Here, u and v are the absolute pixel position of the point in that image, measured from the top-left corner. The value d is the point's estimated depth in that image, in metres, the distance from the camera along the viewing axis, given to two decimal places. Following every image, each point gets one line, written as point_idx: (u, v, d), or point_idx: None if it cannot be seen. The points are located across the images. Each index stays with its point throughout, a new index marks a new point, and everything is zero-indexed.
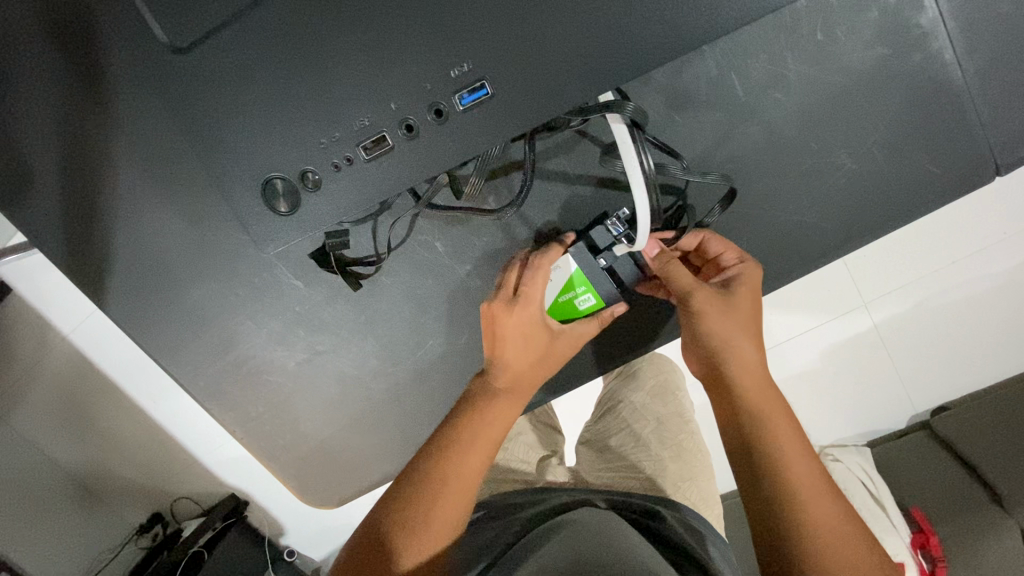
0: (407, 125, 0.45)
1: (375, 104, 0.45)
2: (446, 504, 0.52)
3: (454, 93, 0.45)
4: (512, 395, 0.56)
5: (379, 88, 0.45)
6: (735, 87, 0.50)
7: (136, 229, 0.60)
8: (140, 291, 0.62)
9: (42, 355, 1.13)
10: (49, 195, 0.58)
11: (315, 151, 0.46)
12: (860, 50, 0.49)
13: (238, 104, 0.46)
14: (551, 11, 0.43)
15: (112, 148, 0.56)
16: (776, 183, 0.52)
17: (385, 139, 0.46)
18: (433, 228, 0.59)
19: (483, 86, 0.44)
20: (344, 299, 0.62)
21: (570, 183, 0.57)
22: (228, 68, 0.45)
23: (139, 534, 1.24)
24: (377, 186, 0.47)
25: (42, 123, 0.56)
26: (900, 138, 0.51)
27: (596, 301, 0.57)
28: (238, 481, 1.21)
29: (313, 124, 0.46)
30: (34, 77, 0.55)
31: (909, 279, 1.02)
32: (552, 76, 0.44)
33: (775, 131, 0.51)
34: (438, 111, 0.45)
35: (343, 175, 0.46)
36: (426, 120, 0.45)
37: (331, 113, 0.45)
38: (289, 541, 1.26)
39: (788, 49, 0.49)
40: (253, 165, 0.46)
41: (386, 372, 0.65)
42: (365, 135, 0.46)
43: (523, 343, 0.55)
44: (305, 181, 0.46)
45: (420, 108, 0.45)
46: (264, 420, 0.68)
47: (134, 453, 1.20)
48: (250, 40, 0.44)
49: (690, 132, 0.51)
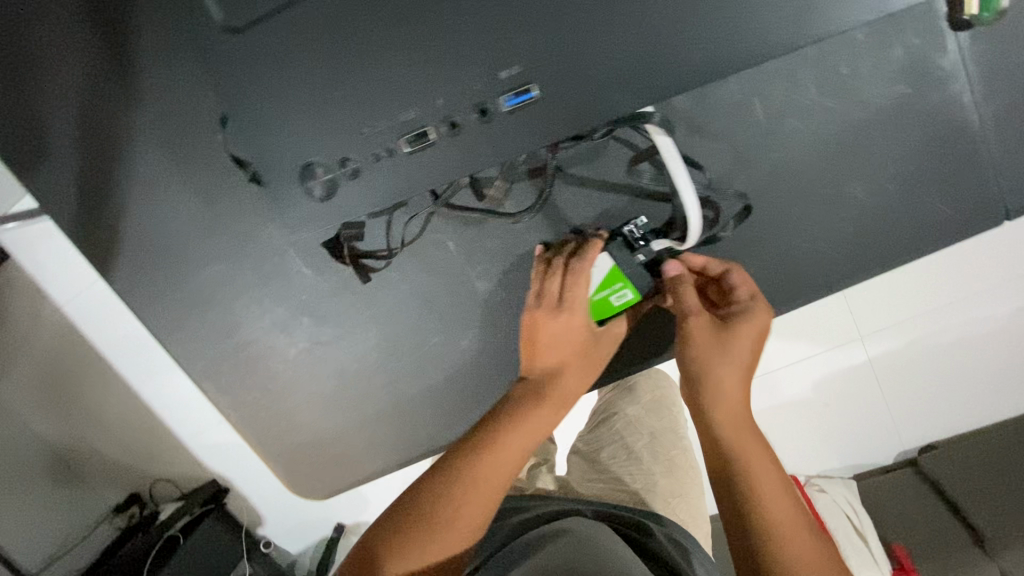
0: (451, 121, 0.46)
1: (419, 101, 0.46)
2: (464, 514, 0.49)
3: (501, 94, 0.45)
4: (553, 401, 0.53)
5: (421, 86, 0.45)
6: (756, 112, 0.51)
7: (151, 207, 0.60)
8: (148, 268, 0.62)
9: (35, 325, 1.13)
10: (65, 163, 0.59)
11: (356, 140, 0.46)
12: (882, 86, 0.50)
13: (277, 91, 0.46)
14: (582, 28, 0.44)
15: (134, 122, 0.57)
16: (790, 209, 0.53)
17: (426, 133, 0.46)
18: (447, 227, 0.60)
19: (530, 90, 0.45)
20: (351, 291, 0.62)
21: (588, 194, 0.57)
22: (263, 59, 0.46)
23: (115, 514, 1.23)
24: (405, 181, 0.47)
25: (67, 95, 0.57)
26: (915, 174, 0.51)
27: (631, 296, 0.55)
28: (219, 467, 1.19)
29: (351, 117, 0.46)
30: (65, 47, 0.55)
31: (906, 316, 1.03)
32: (592, 83, 0.45)
33: (794, 158, 0.51)
34: (484, 109, 0.45)
35: (383, 165, 0.47)
36: (471, 117, 0.46)
37: (374, 107, 0.46)
38: (266, 532, 1.24)
39: (810, 81, 0.50)
40: (287, 152, 0.47)
41: (387, 368, 0.65)
42: (406, 129, 0.46)
43: (564, 349, 0.55)
44: (344, 168, 0.47)
45: (464, 107, 0.46)
46: (261, 406, 0.68)
47: (119, 430, 1.20)
48: (291, 33, 0.46)
49: (710, 152, 0.52)
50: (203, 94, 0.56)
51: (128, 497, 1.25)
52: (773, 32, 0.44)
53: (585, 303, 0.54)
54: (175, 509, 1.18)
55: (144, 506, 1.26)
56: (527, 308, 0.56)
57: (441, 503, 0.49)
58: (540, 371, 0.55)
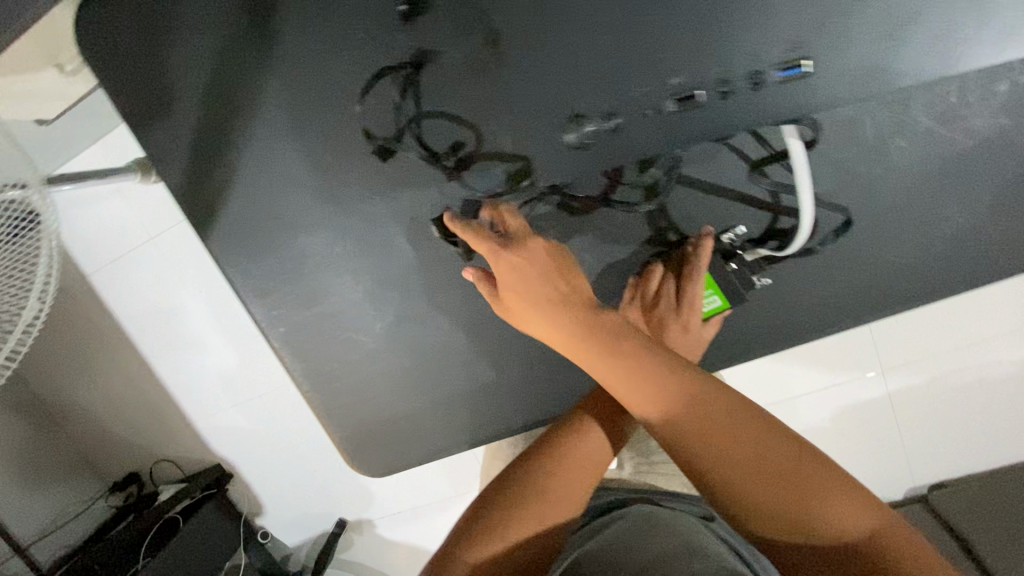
0: (721, 89, 0.53)
1: (694, 69, 0.53)
2: (553, 502, 0.52)
3: (775, 67, 0.52)
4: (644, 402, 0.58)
5: (692, 58, 0.53)
6: (866, 129, 0.54)
7: (266, 170, 0.62)
8: (251, 230, 0.65)
9: (71, 287, 1.11)
10: (183, 121, 0.61)
11: (626, 99, 0.55)
12: (987, 117, 0.53)
13: (568, 44, 0.55)
14: (700, 58, 0.53)
15: (261, 90, 0.59)
16: (885, 226, 0.56)
17: (698, 97, 0.53)
18: (551, 216, 0.60)
19: (801, 66, 0.51)
20: (446, 269, 0.64)
21: (695, 197, 0.59)
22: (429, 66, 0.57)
23: (111, 492, 1.21)
24: (612, 150, 0.56)
25: (201, 56, 0.59)
26: (1000, 205, 0.55)
27: (721, 303, 0.56)
28: (224, 450, 1.20)
29: (618, 80, 0.54)
30: (206, 12, 0.58)
31: (940, 351, 1.07)
32: (830, 62, 0.52)
33: (892, 178, 0.55)
34: (755, 81, 0.52)
35: (648, 121, 0.55)
36: (744, 84, 0.53)
37: (651, 70, 0.54)
38: (265, 523, 1.24)
39: (921, 108, 0.53)
40: (556, 100, 0.56)
41: (468, 348, 0.67)
42: (674, 91, 0.54)
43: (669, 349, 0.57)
44: (607, 122, 0.55)
45: (732, 75, 0.53)
46: (335, 375, 0.69)
47: (138, 401, 1.19)
48: (459, 44, 0.56)
49: (820, 165, 0.55)
50: (334, 69, 0.58)
51: (128, 476, 1.22)
52: (865, 75, 0.52)
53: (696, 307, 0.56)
54: (175, 492, 1.13)
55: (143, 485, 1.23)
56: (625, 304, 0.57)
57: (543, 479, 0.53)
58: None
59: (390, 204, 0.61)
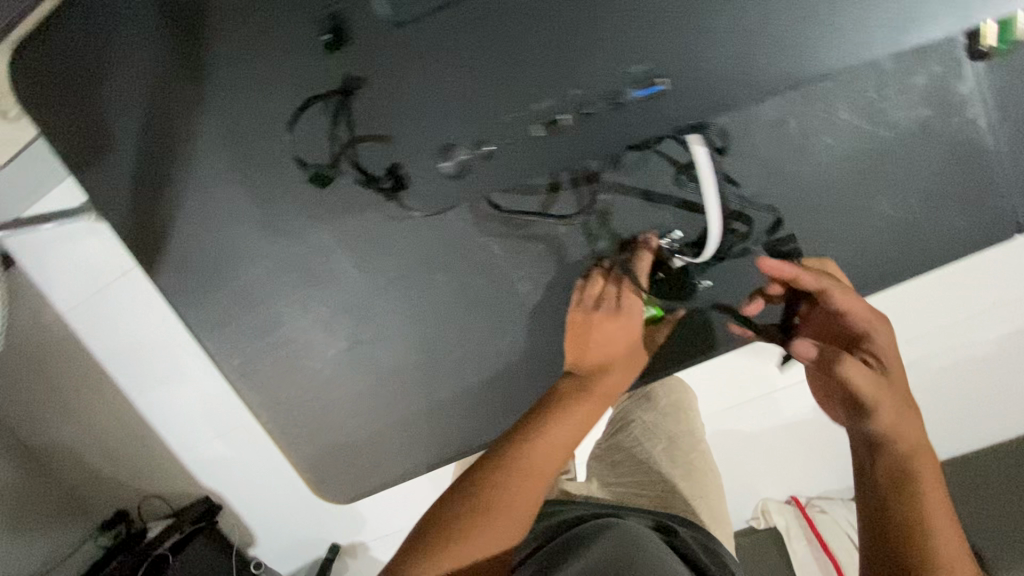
0: (584, 110, 0.51)
1: (558, 92, 0.52)
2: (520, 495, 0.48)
3: (628, 85, 0.50)
4: (603, 396, 0.55)
5: (552, 82, 0.52)
6: (793, 128, 0.53)
7: (205, 203, 0.62)
8: (196, 264, 0.64)
9: (33, 328, 1.08)
10: (123, 161, 0.61)
11: (495, 125, 0.53)
12: (908, 108, 0.51)
13: (438, 82, 0.54)
14: (608, 67, 0.51)
15: (196, 126, 0.59)
16: (826, 221, 0.54)
17: (561, 121, 0.52)
18: (491, 231, 0.61)
19: (659, 82, 0.50)
20: (392, 291, 0.63)
21: (629, 205, 0.59)
22: (350, 83, 0.56)
23: (99, 533, 1.11)
24: (503, 172, 0.54)
25: (134, 98, 0.59)
26: (943, 192, 0.53)
27: (654, 312, 0.60)
28: (210, 484, 1.10)
29: (484, 108, 0.53)
30: (137, 54, 0.58)
31: None
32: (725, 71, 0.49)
33: (826, 171, 0.53)
34: (614, 99, 0.51)
35: (519, 147, 0.53)
36: (601, 104, 0.51)
37: (517, 98, 0.52)
38: (256, 554, 1.16)
39: (841, 102, 0.52)
40: (426, 131, 0.55)
41: (423, 367, 0.66)
42: (541, 116, 0.52)
43: (613, 344, 0.57)
44: (479, 150, 0.53)
45: (590, 98, 0.51)
46: (295, 403, 0.69)
47: (98, 446, 1.11)
48: (374, 63, 0.55)
49: (751, 167, 0.54)
50: (267, 102, 0.58)
51: (116, 514, 1.14)
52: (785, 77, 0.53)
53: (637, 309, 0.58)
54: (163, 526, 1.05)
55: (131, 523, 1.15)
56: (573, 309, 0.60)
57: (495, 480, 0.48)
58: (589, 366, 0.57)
59: (329, 229, 0.61)
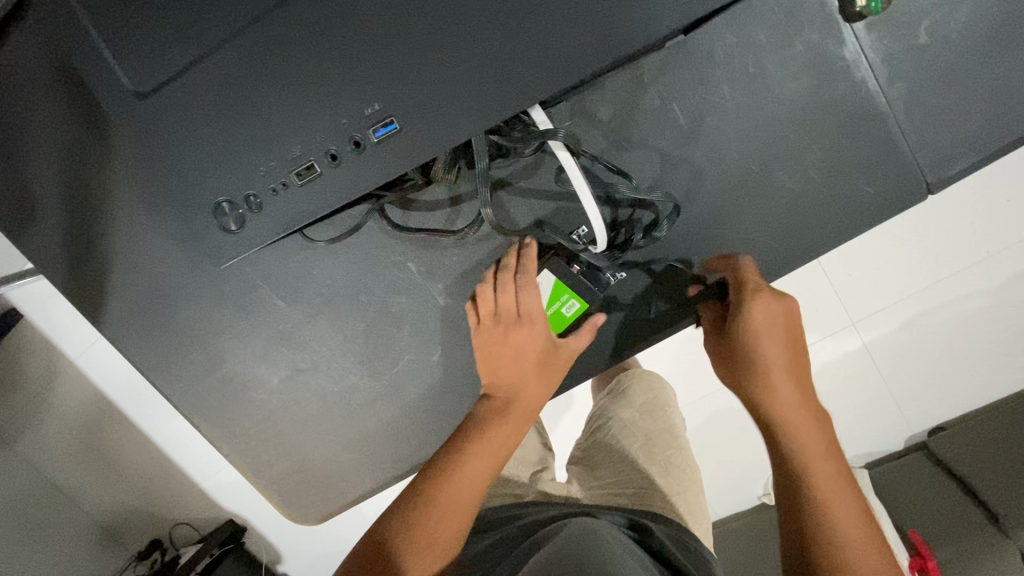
0: (331, 154, 0.49)
1: (302, 138, 0.49)
2: (448, 518, 0.59)
3: (369, 127, 0.49)
4: (518, 413, 0.63)
5: (311, 120, 0.49)
6: (677, 115, 0.54)
7: (127, 253, 0.62)
8: (125, 313, 0.63)
9: (28, 383, 1.12)
10: (53, 227, 0.61)
11: (254, 178, 0.50)
12: (790, 80, 0.53)
13: (229, 116, 0.49)
14: (475, 69, 0.47)
15: (112, 179, 0.59)
16: (725, 203, 0.56)
17: (313, 167, 0.50)
18: (407, 248, 0.62)
19: (393, 122, 0.49)
20: (324, 316, 0.64)
21: (530, 206, 0.59)
22: (183, 106, 0.49)
23: (137, 561, 1.20)
24: (295, 213, 0.51)
25: (52, 161, 0.59)
26: (836, 160, 0.55)
27: (579, 305, 0.61)
28: (237, 506, 1.18)
29: (240, 156, 0.50)
30: (42, 117, 0.58)
31: (901, 295, 1.03)
32: (590, 47, 0.47)
33: (718, 154, 0.55)
34: (356, 141, 0.49)
35: (281, 198, 0.51)
36: (346, 149, 0.49)
37: (266, 144, 0.50)
38: (286, 568, 1.22)
39: (722, 80, 0.53)
40: (216, 175, 0.50)
41: (365, 388, 0.66)
42: (296, 163, 0.50)
43: (523, 365, 0.62)
44: (249, 204, 0.51)
45: (341, 141, 0.49)
46: (250, 437, 0.68)
47: (120, 479, 1.17)
48: (216, 81, 0.49)
49: (643, 157, 0.55)
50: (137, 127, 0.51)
51: (150, 544, 1.20)
52: (661, 67, 0.54)
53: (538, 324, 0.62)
54: (195, 551, 1.13)
55: (166, 550, 1.21)
56: (477, 318, 0.61)
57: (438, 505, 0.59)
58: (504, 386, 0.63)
59: (255, 264, 0.63)
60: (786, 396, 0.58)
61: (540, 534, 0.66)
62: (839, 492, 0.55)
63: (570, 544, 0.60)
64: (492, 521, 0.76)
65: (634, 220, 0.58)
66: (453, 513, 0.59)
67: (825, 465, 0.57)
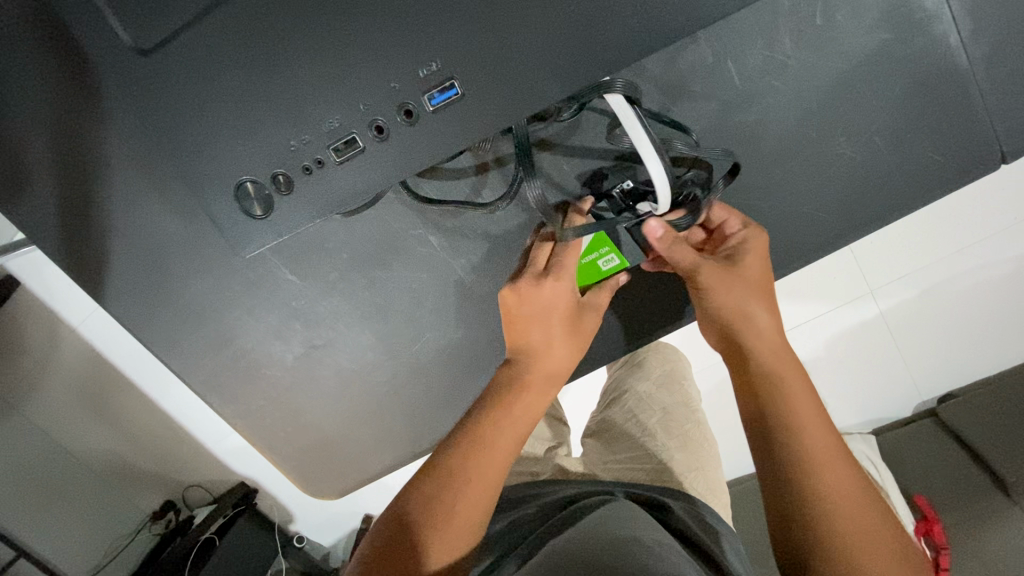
0: (377, 126, 0.45)
1: (343, 106, 0.45)
2: (472, 495, 0.55)
3: (425, 92, 0.44)
4: (541, 381, 0.59)
5: (348, 79, 0.44)
6: (732, 75, 0.50)
7: (127, 225, 0.57)
8: (126, 287, 0.59)
9: (27, 351, 1.08)
10: (45, 196, 0.55)
11: (285, 154, 0.46)
12: (862, 35, 0.48)
13: (245, 76, 0.44)
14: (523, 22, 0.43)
15: (107, 140, 0.53)
16: (778, 173, 0.53)
17: (356, 140, 0.45)
18: (430, 219, 0.59)
19: (454, 86, 0.44)
20: (340, 292, 0.61)
21: (569, 173, 0.55)
22: (190, 61, 0.44)
23: (153, 520, 1.21)
24: (329, 196, 0.47)
25: (34, 121, 0.53)
26: (902, 126, 0.51)
27: (619, 261, 0.59)
28: (250, 469, 1.18)
29: (261, 134, 0.45)
30: (18, 70, 0.51)
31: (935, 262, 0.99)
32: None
33: (774, 120, 0.51)
34: (408, 111, 0.45)
35: (314, 177, 0.46)
36: (397, 120, 0.45)
37: (296, 118, 0.45)
38: (299, 528, 1.24)
39: (785, 34, 0.49)
40: (229, 145, 0.46)
41: (386, 365, 0.64)
42: (335, 136, 0.45)
43: (551, 328, 0.58)
44: (277, 183, 0.46)
45: (388, 109, 0.45)
46: (265, 413, 0.66)
47: (129, 445, 1.16)
48: (227, 35, 0.44)
49: (697, 124, 0.51)
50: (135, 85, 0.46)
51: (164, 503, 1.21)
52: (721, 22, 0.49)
53: (572, 279, 0.58)
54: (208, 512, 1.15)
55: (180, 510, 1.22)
56: (512, 283, 0.57)
57: (463, 477, 0.55)
58: (530, 352, 0.59)
59: None
60: (762, 334, 0.54)
61: (564, 515, 0.65)
62: (821, 439, 0.50)
63: (599, 522, 0.59)
64: (510, 498, 0.75)
65: (690, 177, 0.53)
66: (476, 491, 0.56)
67: (806, 406, 0.52)
